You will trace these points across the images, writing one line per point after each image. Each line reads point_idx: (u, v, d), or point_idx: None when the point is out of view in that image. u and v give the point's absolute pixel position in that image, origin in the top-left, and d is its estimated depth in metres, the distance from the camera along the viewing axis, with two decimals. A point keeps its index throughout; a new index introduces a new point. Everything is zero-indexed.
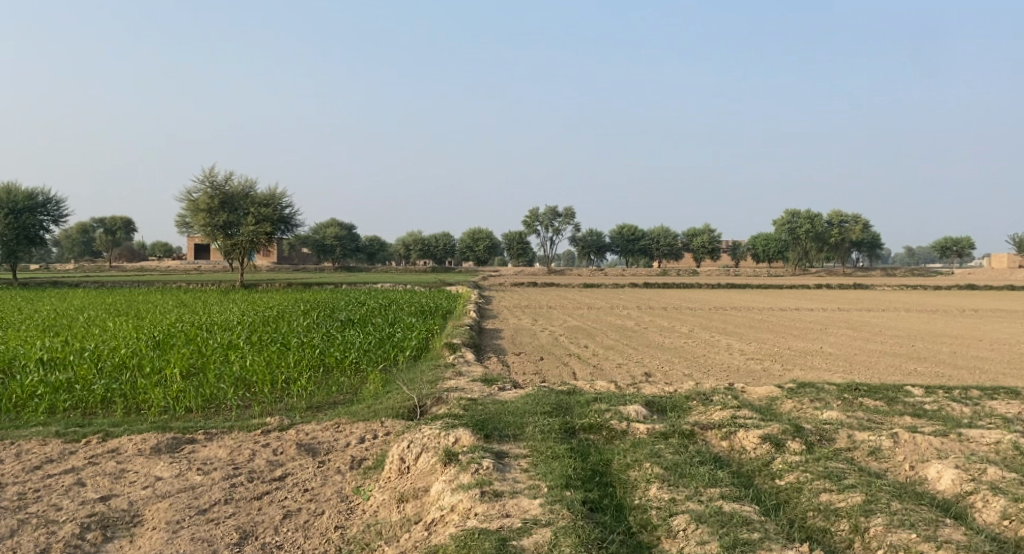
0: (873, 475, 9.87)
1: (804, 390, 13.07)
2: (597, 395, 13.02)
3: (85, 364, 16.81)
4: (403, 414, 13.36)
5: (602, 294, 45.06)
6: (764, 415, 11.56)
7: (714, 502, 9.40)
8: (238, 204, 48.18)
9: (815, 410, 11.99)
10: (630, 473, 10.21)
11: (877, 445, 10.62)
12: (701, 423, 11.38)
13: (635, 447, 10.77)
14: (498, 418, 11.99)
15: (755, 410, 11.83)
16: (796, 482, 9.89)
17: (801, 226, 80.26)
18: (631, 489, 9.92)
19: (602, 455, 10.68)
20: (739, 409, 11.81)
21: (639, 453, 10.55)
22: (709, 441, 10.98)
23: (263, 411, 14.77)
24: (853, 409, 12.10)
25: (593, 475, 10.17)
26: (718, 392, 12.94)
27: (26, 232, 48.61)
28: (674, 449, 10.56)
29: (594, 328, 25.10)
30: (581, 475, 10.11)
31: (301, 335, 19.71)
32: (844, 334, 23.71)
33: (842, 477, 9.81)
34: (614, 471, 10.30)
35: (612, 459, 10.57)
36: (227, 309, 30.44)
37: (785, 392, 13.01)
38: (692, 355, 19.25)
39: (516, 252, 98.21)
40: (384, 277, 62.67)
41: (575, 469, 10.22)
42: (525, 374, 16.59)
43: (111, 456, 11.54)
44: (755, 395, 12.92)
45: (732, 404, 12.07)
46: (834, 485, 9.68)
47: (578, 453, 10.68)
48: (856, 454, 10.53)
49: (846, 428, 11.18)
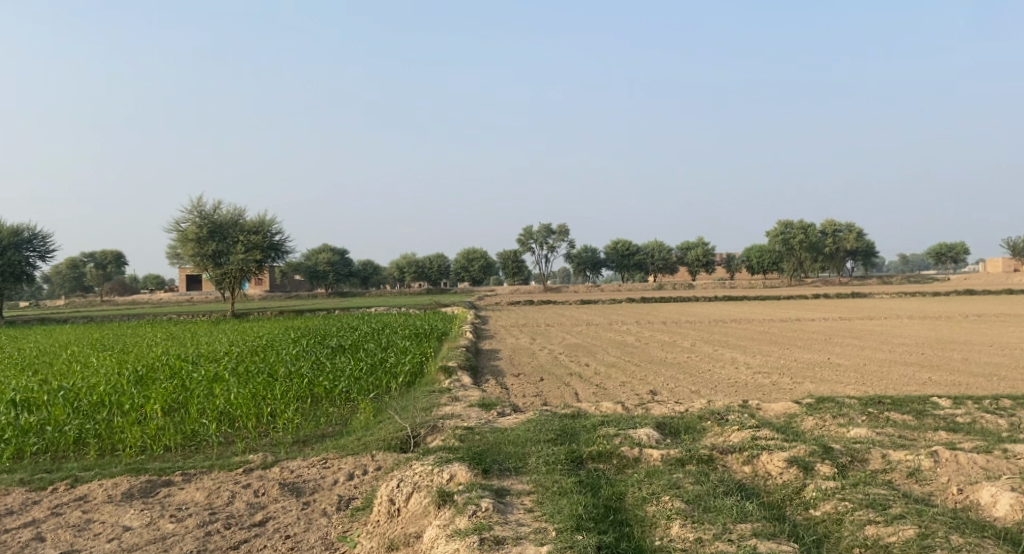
0: (921, 503, 9.09)
1: (824, 405, 12.29)
2: (604, 417, 12.21)
3: (60, 403, 16.01)
4: (395, 446, 12.50)
5: (600, 310, 44.13)
6: (786, 435, 10.77)
7: (747, 542, 8.60)
8: (228, 232, 47.33)
9: (840, 428, 11.22)
10: (647, 509, 9.39)
11: (916, 466, 9.86)
12: (720, 446, 10.58)
13: (650, 478, 9.95)
14: (497, 449, 11.15)
15: (775, 429, 11.04)
16: (834, 513, 9.09)
17: (795, 237, 79.57)
18: (650, 528, 9.10)
19: (615, 488, 9.85)
20: (758, 429, 11.01)
21: (655, 485, 9.73)
22: (730, 467, 10.17)
23: (246, 448, 13.95)
24: (881, 425, 11.34)
25: (607, 513, 9.36)
26: (733, 410, 12.14)
27: (13, 269, 47.69)
28: (694, 479, 9.75)
29: (594, 345, 24.27)
30: (594, 514, 9.27)
31: (289, 364, 18.88)
32: (851, 343, 23.00)
33: (886, 506, 9.02)
34: (629, 507, 9.48)
35: (626, 494, 9.74)
36: (216, 340, 29.54)
37: (804, 408, 12.24)
38: (697, 370, 18.44)
39: (511, 270, 97.44)
40: (379, 301, 61.85)
41: (586, 507, 9.39)
42: (525, 397, 15.75)
43: (77, 506, 10.77)
44: (773, 412, 12.13)
45: (750, 423, 11.25)
46: (880, 516, 8.90)
47: (588, 487, 9.85)
48: (895, 477, 9.75)
49: (878, 447, 10.42)
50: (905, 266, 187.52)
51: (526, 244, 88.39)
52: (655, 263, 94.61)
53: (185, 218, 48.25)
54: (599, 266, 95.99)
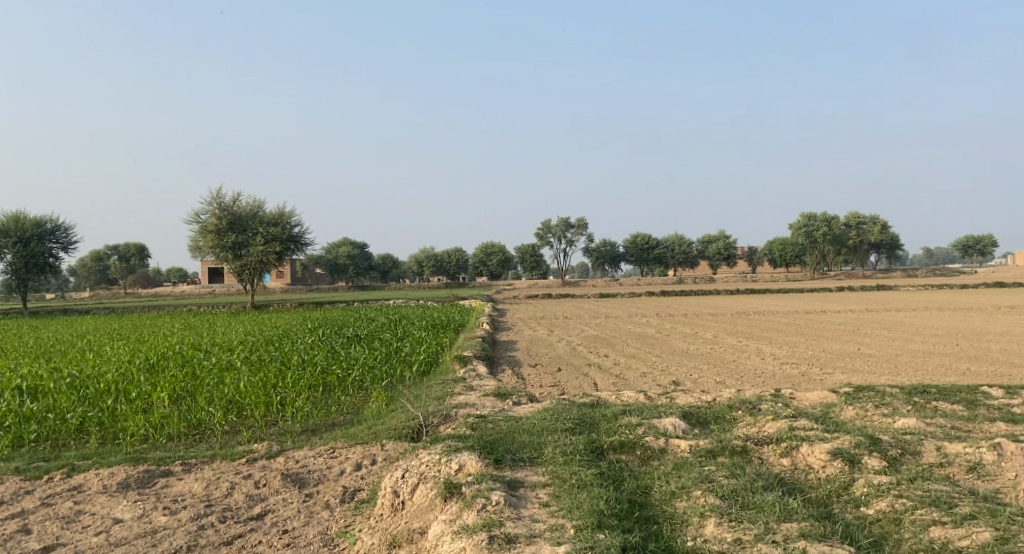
0: (989, 501, 8.39)
1: (864, 395, 11.55)
2: (625, 406, 11.52)
3: (65, 390, 15.56)
4: (405, 435, 11.88)
5: (618, 303, 43.31)
6: (826, 425, 10.06)
7: (795, 545, 7.92)
8: (247, 224, 46.92)
9: (884, 418, 10.49)
10: (676, 505, 8.72)
11: (977, 460, 9.16)
12: (754, 437, 9.88)
13: (679, 470, 9.26)
14: (512, 438, 10.49)
15: (814, 419, 10.32)
16: (890, 512, 8.39)
17: (818, 229, 77.88)
18: (681, 525, 8.43)
19: (639, 481, 9.18)
20: (795, 419, 10.29)
21: (684, 479, 9.04)
22: (766, 459, 9.47)
23: (252, 436, 13.38)
24: (931, 415, 10.62)
25: (632, 509, 8.69)
26: (766, 400, 11.43)
27: (36, 260, 47.49)
28: (728, 472, 9.05)
29: (613, 337, 23.58)
30: (617, 510, 8.59)
31: (303, 353, 18.30)
32: (881, 334, 22.15)
33: (952, 506, 8.33)
34: (655, 503, 8.81)
35: (652, 488, 9.07)
36: (232, 330, 29.11)
37: (842, 397, 11.52)
38: (721, 361, 17.70)
39: (530, 265, 96.79)
40: (399, 293, 61.33)
41: (608, 502, 8.72)
42: (542, 387, 15.07)
43: (69, 495, 10.43)
44: (809, 402, 11.40)
45: (786, 413, 10.54)
46: (946, 516, 8.21)
47: (610, 481, 9.18)
48: (954, 472, 9.04)
49: (931, 439, 9.71)
50: (930, 260, 184.87)
51: (545, 238, 87.63)
52: (675, 257, 93.72)
53: (205, 210, 47.86)
54: (619, 260, 95.04)
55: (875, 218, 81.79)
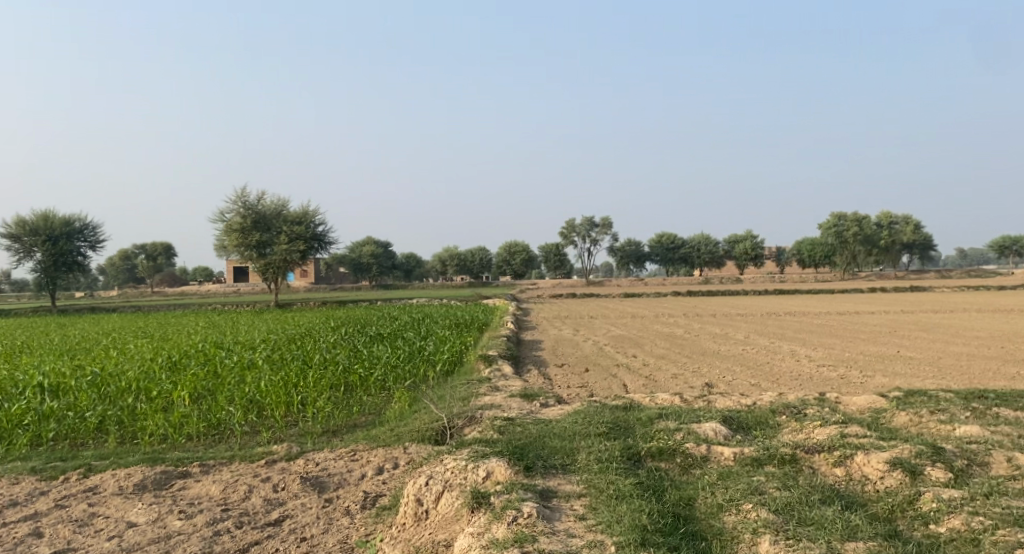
0: None
1: (917, 400, 11.01)
2: (660, 409, 11.03)
3: (84, 388, 15.26)
4: (429, 438, 11.46)
5: (644, 303, 42.69)
6: (880, 434, 9.55)
7: None
8: (271, 222, 46.81)
9: (943, 425, 9.96)
10: (725, 519, 8.25)
11: None
12: (803, 444, 9.39)
13: (725, 481, 8.79)
14: (542, 443, 10.03)
15: (865, 426, 9.81)
16: (965, 531, 7.87)
17: (847, 230, 76.76)
18: (732, 542, 7.95)
19: (682, 492, 8.72)
20: (846, 426, 9.79)
21: (732, 490, 8.57)
22: (818, 469, 9.00)
23: (272, 438, 12.98)
24: (993, 422, 10.08)
25: (677, 523, 8.22)
26: (811, 404, 10.91)
27: (64, 258, 47.62)
28: (779, 483, 8.59)
29: (641, 337, 23.04)
30: (660, 526, 8.13)
31: (325, 352, 17.94)
32: (920, 336, 21.49)
33: None
34: (700, 517, 8.33)
35: (696, 499, 8.61)
36: (256, 328, 28.86)
37: (892, 402, 10.98)
38: (755, 363, 17.14)
39: (553, 264, 96.20)
40: (422, 292, 61.00)
41: (650, 516, 8.26)
42: (569, 388, 14.60)
43: (84, 497, 10.10)
44: (856, 407, 10.88)
45: (835, 419, 10.03)
46: None
47: (650, 491, 8.70)
48: None
49: (998, 449, 9.19)
50: (961, 259, 182.21)
51: (569, 237, 87.03)
52: (701, 257, 92.53)
53: (230, 209, 47.77)
54: (643, 259, 94.22)
55: (906, 218, 80.46)
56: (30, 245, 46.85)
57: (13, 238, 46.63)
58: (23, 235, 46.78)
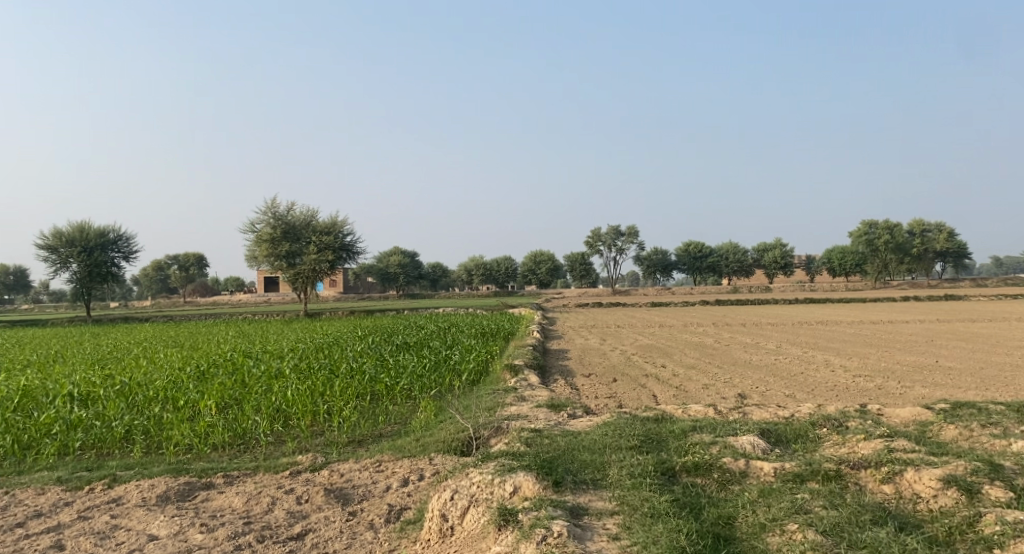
0: None
1: (965, 412, 10.58)
2: (694, 421, 10.67)
3: (110, 398, 15.11)
4: (455, 449, 11.21)
5: (673, 312, 42.21)
6: (930, 448, 9.17)
7: None
8: (300, 233, 46.85)
9: (996, 440, 9.56)
10: (767, 541, 7.94)
11: None
12: (849, 459, 9.03)
13: (767, 498, 8.46)
14: (572, 457, 9.73)
15: (913, 439, 9.44)
16: None
17: (880, 238, 75.70)
18: None
19: (721, 510, 8.40)
20: (892, 439, 9.41)
21: (775, 509, 8.24)
22: (865, 486, 8.66)
23: (297, 448, 12.72)
24: None
25: (717, 546, 7.91)
26: (853, 416, 10.52)
27: (99, 269, 48.01)
28: (826, 502, 8.27)
29: (670, 346, 22.64)
30: (700, 548, 7.83)
31: (352, 361, 17.74)
32: (958, 346, 20.91)
33: None
34: (742, 539, 8.01)
35: (736, 517, 8.29)
36: (284, 337, 28.80)
37: (939, 414, 10.56)
38: (789, 373, 16.71)
39: (579, 273, 95.71)
40: (449, 301, 60.94)
41: (689, 537, 7.96)
42: (598, 399, 14.27)
43: (107, 509, 9.93)
44: (900, 419, 10.48)
45: (880, 431, 9.66)
46: None
47: (688, 509, 8.39)
48: None
49: None
50: (996, 267, 179.42)
51: (595, 246, 86.56)
52: (729, 265, 91.80)
53: (260, 219, 47.93)
54: (671, 268, 93.41)
55: (941, 225, 79.13)
56: (66, 256, 47.30)
57: (49, 249, 47.10)
58: (58, 246, 47.24)
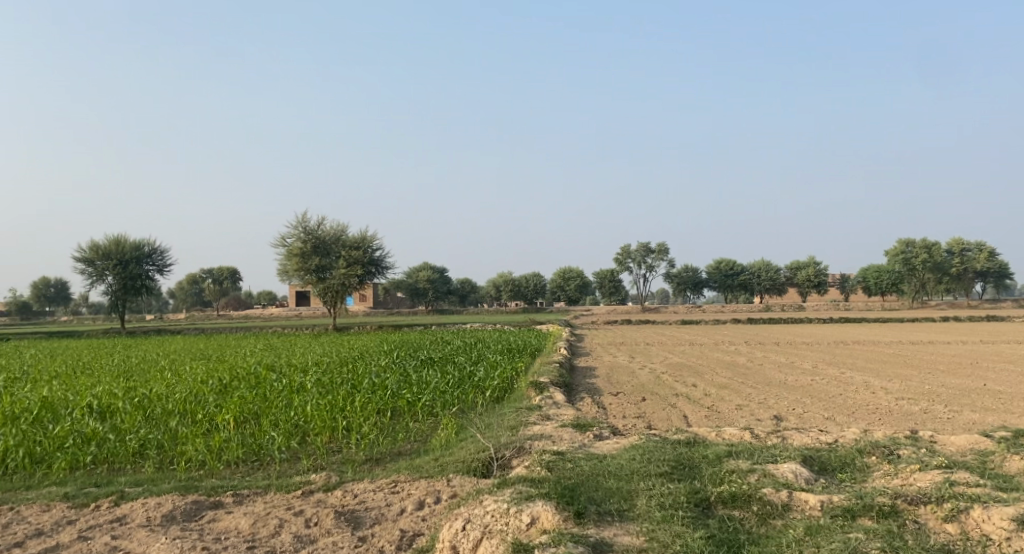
0: None
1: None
2: (730, 445, 10.02)
3: (126, 409, 14.65)
4: (475, 470, 10.62)
5: (705, 331, 41.32)
6: (992, 484, 8.51)
7: None
8: (331, 247, 46.59)
9: None
10: None
11: None
12: (905, 493, 8.38)
13: (815, 537, 7.84)
14: (597, 483, 9.11)
15: (973, 474, 8.78)
16: None
17: (916, 257, 74.20)
18: None
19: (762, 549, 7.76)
20: (952, 473, 8.75)
21: None
22: (926, 524, 8.00)
23: (312, 465, 12.15)
24: None
25: None
26: (905, 443, 9.85)
27: (133, 282, 48.07)
28: (884, 544, 7.62)
29: (701, 365, 21.90)
30: None
31: (374, 375, 17.21)
32: (1005, 369, 19.97)
33: None
34: None
35: None
36: (311, 351, 28.40)
37: (999, 443, 9.86)
38: (827, 395, 15.94)
39: (609, 290, 94.88)
40: (477, 318, 60.45)
41: None
42: (625, 419, 13.63)
43: (109, 529, 9.45)
44: (956, 447, 9.80)
45: (937, 463, 9.01)
46: None
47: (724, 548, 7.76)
48: None
49: None
50: None
51: (625, 262, 85.76)
52: (761, 283, 90.29)
53: (292, 233, 47.80)
54: (701, 286, 92.25)
55: (981, 245, 77.31)
56: (102, 269, 47.43)
57: (86, 261, 47.29)
58: (94, 258, 47.42)
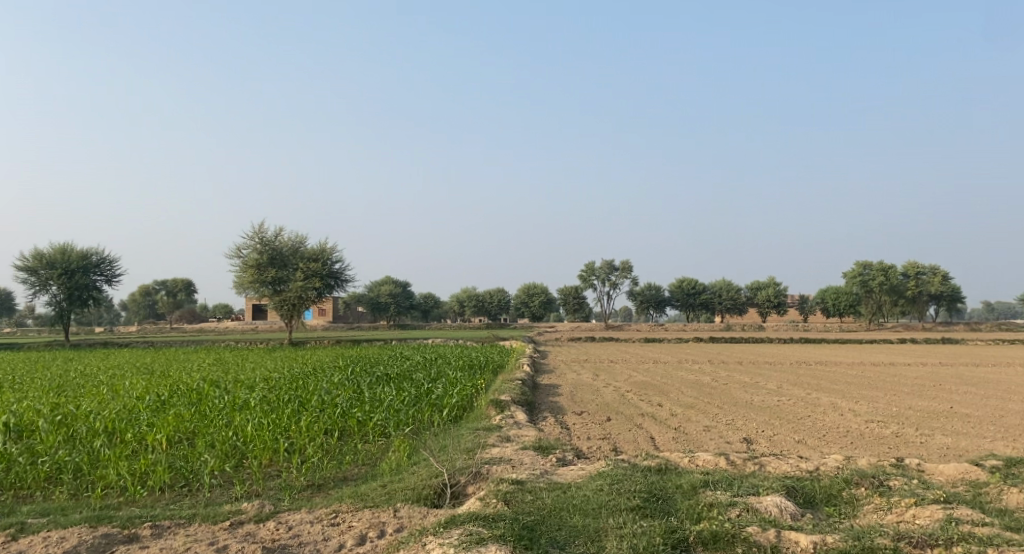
0: None
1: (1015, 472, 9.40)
2: (705, 473, 9.32)
3: (46, 427, 13.50)
4: (425, 499, 9.80)
5: (669, 349, 40.88)
6: (991, 524, 8.00)
7: None
8: (288, 258, 45.42)
9: None
10: None
11: None
12: (909, 534, 7.84)
13: None
14: (559, 521, 8.40)
15: (972, 511, 8.26)
16: None
17: (874, 279, 74.96)
18: None
19: None
20: (954, 511, 8.23)
21: None
22: None
23: (245, 492, 11.19)
24: None
25: None
26: (895, 472, 9.30)
27: (80, 292, 46.34)
28: None
29: (666, 384, 21.20)
30: None
31: (324, 393, 16.23)
32: (971, 391, 19.62)
33: None
34: None
35: None
36: (262, 366, 27.18)
37: (991, 474, 9.37)
38: (795, 416, 15.36)
39: (573, 307, 94.30)
40: (438, 333, 59.41)
41: None
42: (589, 441, 12.87)
43: None
44: (947, 478, 9.30)
45: (936, 497, 8.50)
46: None
47: None
48: None
49: None
50: (989, 312, 179.64)
51: (588, 279, 85.34)
52: (722, 302, 90.67)
53: (247, 244, 46.51)
54: (663, 304, 92.19)
55: (937, 269, 78.12)
56: (46, 278, 45.68)
57: (29, 271, 45.58)
58: (38, 267, 45.69)
